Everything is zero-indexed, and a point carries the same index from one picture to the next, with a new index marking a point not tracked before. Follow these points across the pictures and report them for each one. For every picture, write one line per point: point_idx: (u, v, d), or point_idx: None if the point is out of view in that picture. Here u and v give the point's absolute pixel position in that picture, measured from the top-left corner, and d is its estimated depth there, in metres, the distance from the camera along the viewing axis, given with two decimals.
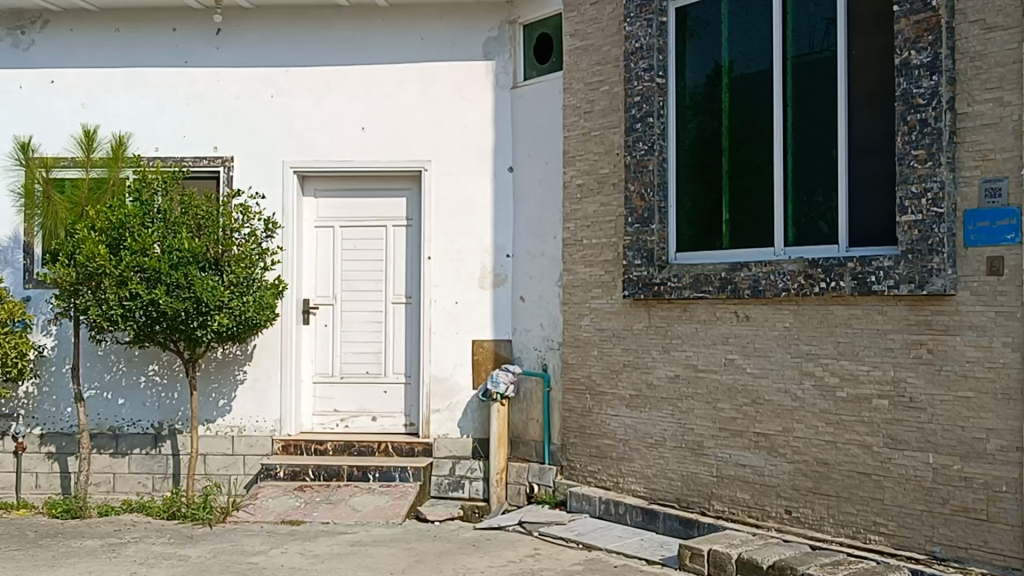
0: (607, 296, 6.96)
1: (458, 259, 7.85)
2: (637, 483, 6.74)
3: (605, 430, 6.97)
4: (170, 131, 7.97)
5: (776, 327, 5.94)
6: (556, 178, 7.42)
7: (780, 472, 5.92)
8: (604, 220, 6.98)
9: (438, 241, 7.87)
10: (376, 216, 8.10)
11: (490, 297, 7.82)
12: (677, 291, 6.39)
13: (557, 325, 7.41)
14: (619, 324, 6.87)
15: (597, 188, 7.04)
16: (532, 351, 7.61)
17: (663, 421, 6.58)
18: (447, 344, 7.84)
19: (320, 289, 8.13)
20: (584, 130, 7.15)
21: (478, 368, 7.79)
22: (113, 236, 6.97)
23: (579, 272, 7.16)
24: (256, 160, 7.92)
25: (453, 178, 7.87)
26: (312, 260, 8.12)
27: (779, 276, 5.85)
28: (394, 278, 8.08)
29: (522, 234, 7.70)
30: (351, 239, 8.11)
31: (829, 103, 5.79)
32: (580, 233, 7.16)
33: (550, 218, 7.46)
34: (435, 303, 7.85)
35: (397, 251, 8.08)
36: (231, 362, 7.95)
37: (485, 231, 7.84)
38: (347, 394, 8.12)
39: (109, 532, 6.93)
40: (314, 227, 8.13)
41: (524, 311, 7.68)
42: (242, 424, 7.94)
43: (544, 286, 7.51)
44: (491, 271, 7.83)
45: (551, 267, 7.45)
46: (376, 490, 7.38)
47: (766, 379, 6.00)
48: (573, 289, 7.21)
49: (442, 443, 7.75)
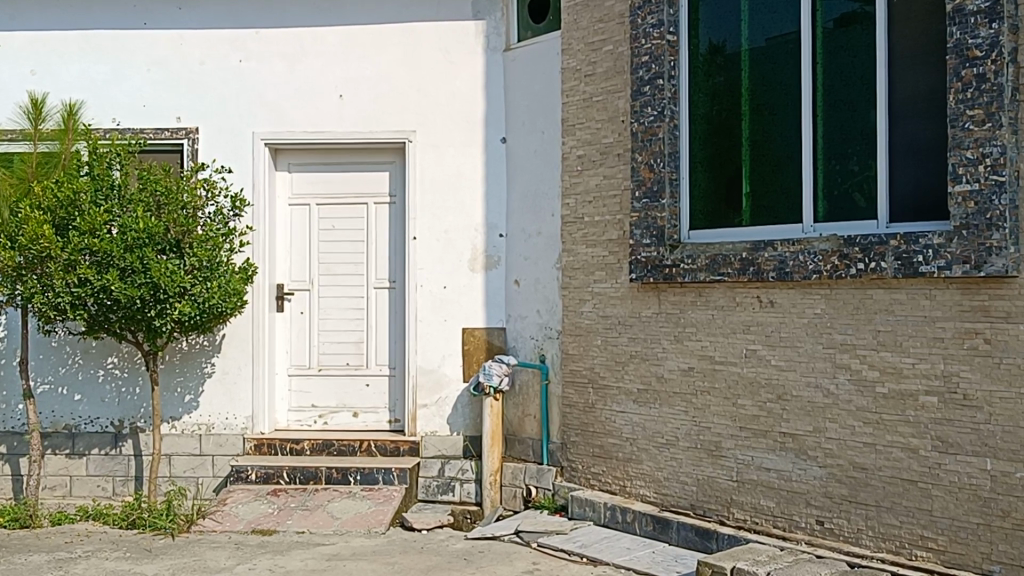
0: (611, 280, 6.27)
1: (447, 239, 7.15)
2: (646, 487, 6.06)
3: (610, 428, 6.28)
4: (129, 100, 7.26)
5: (805, 314, 5.26)
6: (553, 149, 6.71)
7: (810, 477, 5.25)
8: (608, 195, 6.28)
9: (424, 220, 7.16)
10: (356, 192, 7.38)
11: (481, 281, 7.13)
12: (690, 273, 5.70)
13: (556, 311, 6.71)
14: (625, 311, 6.18)
15: (599, 159, 6.34)
16: (528, 340, 6.92)
17: (675, 419, 5.90)
18: (435, 333, 7.14)
19: (295, 273, 7.43)
20: (585, 95, 6.44)
21: (469, 359, 7.10)
22: (61, 215, 6.23)
23: (580, 253, 6.47)
24: (223, 131, 7.21)
25: (440, 150, 7.16)
26: (286, 241, 7.41)
27: (809, 256, 5.16)
28: (376, 261, 7.38)
29: (517, 211, 7.00)
30: (328, 218, 7.40)
31: (866, 58, 5.09)
32: (581, 209, 6.47)
33: (548, 193, 6.76)
34: (421, 288, 7.15)
35: (379, 231, 7.37)
36: (198, 354, 7.24)
37: (475, 208, 7.14)
38: (326, 388, 7.42)
39: (59, 546, 6.23)
40: (288, 206, 7.42)
41: (518, 296, 6.98)
42: (211, 422, 7.24)
43: (541, 268, 6.81)
44: (482, 252, 7.13)
45: (549, 247, 6.75)
46: (357, 495, 6.70)
47: (793, 373, 5.32)
48: (574, 273, 6.52)
49: (429, 442, 7.08)
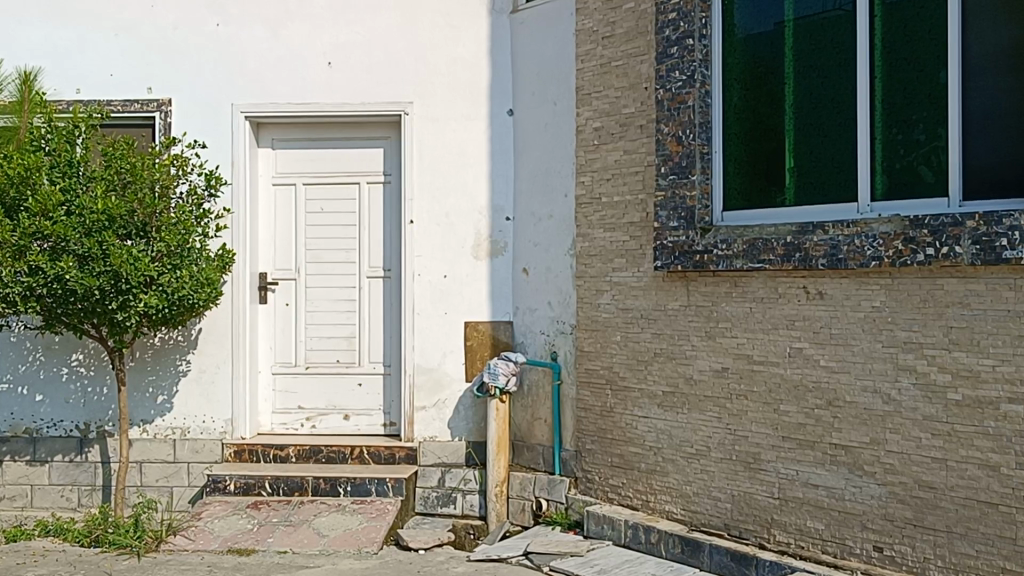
0: (633, 268, 5.55)
1: (447, 223, 6.42)
2: (673, 503, 5.35)
3: (631, 435, 5.57)
4: (94, 68, 6.54)
5: (861, 307, 4.53)
6: (566, 123, 5.99)
7: (867, 496, 4.53)
8: (629, 172, 5.56)
9: (422, 202, 6.43)
10: (346, 170, 6.66)
11: (485, 270, 6.41)
12: (725, 260, 4.99)
13: (569, 304, 5.99)
14: (648, 303, 5.46)
15: (619, 132, 5.62)
16: (538, 336, 6.20)
17: (706, 426, 5.19)
18: (434, 328, 6.42)
19: (279, 260, 6.70)
20: (603, 60, 5.72)
21: (473, 356, 6.38)
22: (12, 195, 5.51)
23: (597, 238, 5.76)
24: (199, 103, 6.49)
25: (439, 124, 6.43)
26: (270, 225, 6.69)
27: (868, 241, 4.43)
28: (368, 247, 6.65)
29: (525, 193, 6.28)
30: (316, 200, 6.68)
31: (934, 7, 4.35)
32: (598, 189, 5.75)
33: (560, 172, 6.03)
34: (419, 278, 6.43)
35: (373, 215, 6.65)
36: (171, 351, 6.53)
37: (479, 188, 6.42)
38: (314, 388, 6.69)
39: (9, 568, 5.52)
40: (271, 185, 6.69)
41: (527, 286, 6.26)
42: (186, 425, 6.54)
43: (552, 255, 6.09)
44: (487, 238, 6.41)
45: (562, 232, 6.02)
46: (347, 508, 5.98)
47: (846, 376, 4.60)
48: (590, 260, 5.81)
49: (428, 448, 6.37)
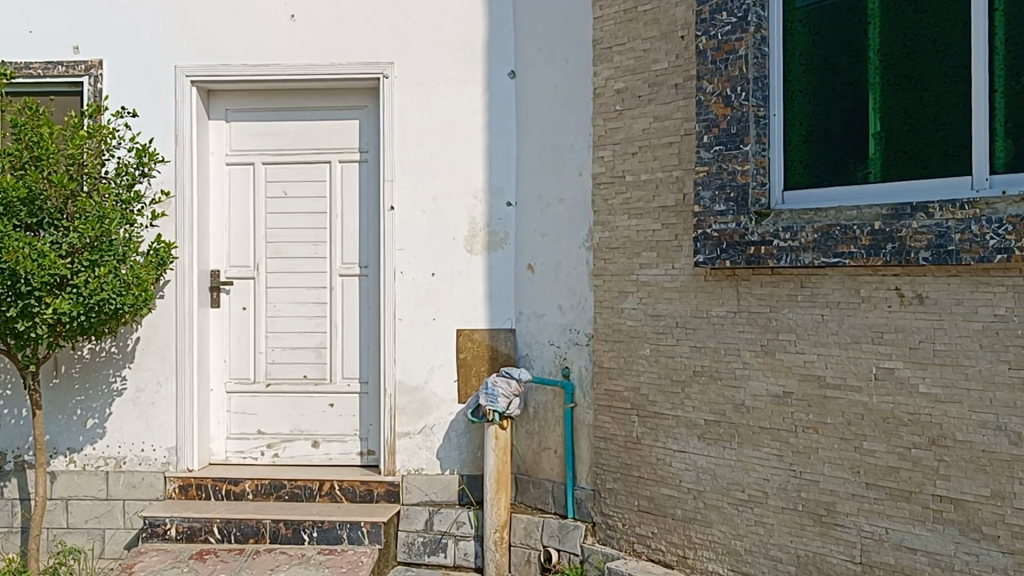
0: (665, 264, 4.42)
1: (435, 210, 5.28)
2: (719, 562, 4.21)
3: (663, 474, 4.44)
4: (10, 24, 5.41)
5: (978, 316, 3.40)
6: (581, 85, 4.86)
7: (986, 568, 3.39)
8: (661, 144, 4.43)
9: (405, 184, 5.29)
10: (313, 146, 5.52)
11: (481, 267, 5.27)
12: (789, 254, 3.86)
13: (583, 307, 4.86)
14: (686, 308, 4.34)
15: (648, 94, 4.50)
16: (546, 348, 5.08)
17: (762, 465, 4.05)
18: (419, 337, 5.28)
19: (234, 255, 5.57)
20: (627, 5, 4.59)
21: (467, 372, 5.25)
22: None
23: (620, 227, 4.63)
24: (136, 65, 5.37)
25: (425, 89, 5.29)
26: (222, 213, 5.56)
27: (989, 226, 3.29)
28: (340, 240, 5.52)
29: (531, 173, 5.15)
30: (279, 183, 5.54)
31: None
32: (622, 165, 4.63)
33: (572, 146, 4.91)
34: (402, 277, 5.29)
35: (346, 200, 5.51)
36: (103, 366, 5.41)
37: (474, 167, 5.28)
38: (276, 410, 5.56)
39: None
40: (224, 165, 5.56)
41: (533, 287, 5.14)
42: (122, 455, 5.43)
43: (564, 247, 4.96)
44: (483, 228, 5.27)
45: (576, 219, 4.89)
46: (312, 560, 4.81)
47: (957, 407, 3.46)
48: (610, 254, 4.68)
49: (413, 484, 5.24)
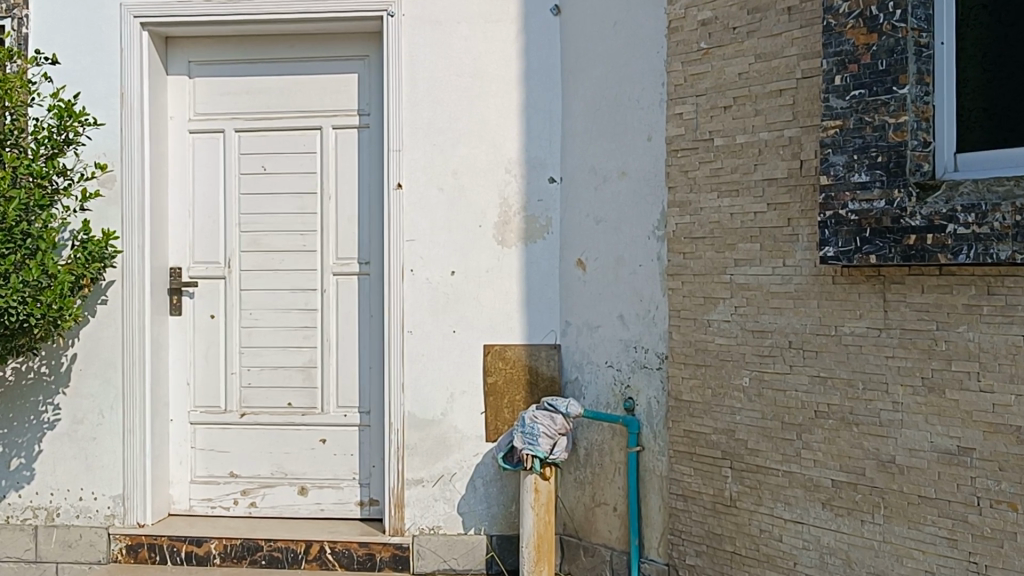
0: (773, 261, 3.17)
1: (455, 189, 4.03)
2: None
3: (770, 552, 3.19)
4: None
5: None
6: (650, 18, 3.60)
7: None
8: (767, 93, 3.18)
9: (416, 154, 4.04)
10: (299, 107, 4.30)
11: (516, 264, 4.02)
12: (972, 245, 2.60)
13: (652, 317, 3.61)
14: (804, 323, 3.09)
15: (748, 23, 3.24)
16: (602, 371, 3.83)
17: (924, 552, 2.79)
18: (433, 354, 4.04)
19: (200, 249, 4.35)
20: None
21: (498, 402, 4.01)
22: None
23: (707, 209, 3.38)
24: (72, 3, 4.16)
25: (441, 30, 4.03)
26: (184, 195, 4.34)
27: None
28: (334, 228, 4.29)
29: (581, 139, 3.89)
30: (256, 155, 4.32)
31: None
32: (708, 124, 3.38)
33: (638, 101, 3.65)
34: (412, 276, 4.03)
35: (342, 177, 4.28)
36: (30, 391, 4.21)
37: (506, 132, 4.02)
38: (253, 447, 4.34)
39: None
40: (187, 132, 4.34)
41: (583, 290, 3.89)
42: (54, 505, 4.22)
43: (627, 236, 3.71)
44: (518, 212, 4.02)
45: (642, 198, 3.64)
46: None
47: None
48: (693, 246, 3.43)
49: (425, 548, 4.00)
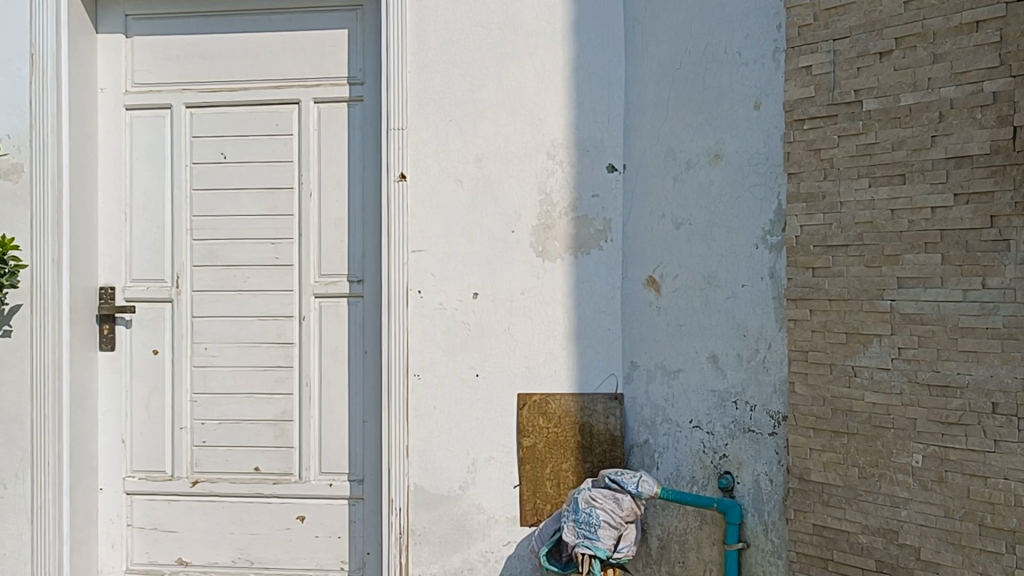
0: (965, 281, 2.10)
1: (479, 181, 2.96)
2: None
3: None
4: None
5: None
6: None
7: None
8: (953, 28, 2.11)
9: (425, 135, 2.97)
10: (271, 75, 3.24)
11: (562, 284, 2.95)
12: None
13: (762, 360, 2.54)
14: (1019, 377, 2.01)
15: None
16: (684, 433, 2.76)
17: None
18: (450, 406, 2.97)
19: (140, 264, 3.29)
20: None
21: (538, 472, 2.93)
22: None
23: (851, 204, 2.31)
24: None
25: None
26: (118, 192, 3.29)
27: None
28: (316, 237, 3.23)
29: (653, 112, 2.83)
30: (214, 138, 3.26)
31: None
32: (853, 80, 2.30)
33: (739, 54, 2.59)
34: (420, 299, 2.97)
35: (327, 169, 3.22)
36: None
37: (548, 104, 2.95)
38: (207, 526, 3.28)
39: None
40: (123, 110, 3.29)
41: (657, 321, 2.83)
42: None
43: (723, 243, 2.64)
44: (565, 213, 2.95)
45: (746, 192, 2.58)
46: None
47: None
48: (828, 258, 2.36)
49: None
